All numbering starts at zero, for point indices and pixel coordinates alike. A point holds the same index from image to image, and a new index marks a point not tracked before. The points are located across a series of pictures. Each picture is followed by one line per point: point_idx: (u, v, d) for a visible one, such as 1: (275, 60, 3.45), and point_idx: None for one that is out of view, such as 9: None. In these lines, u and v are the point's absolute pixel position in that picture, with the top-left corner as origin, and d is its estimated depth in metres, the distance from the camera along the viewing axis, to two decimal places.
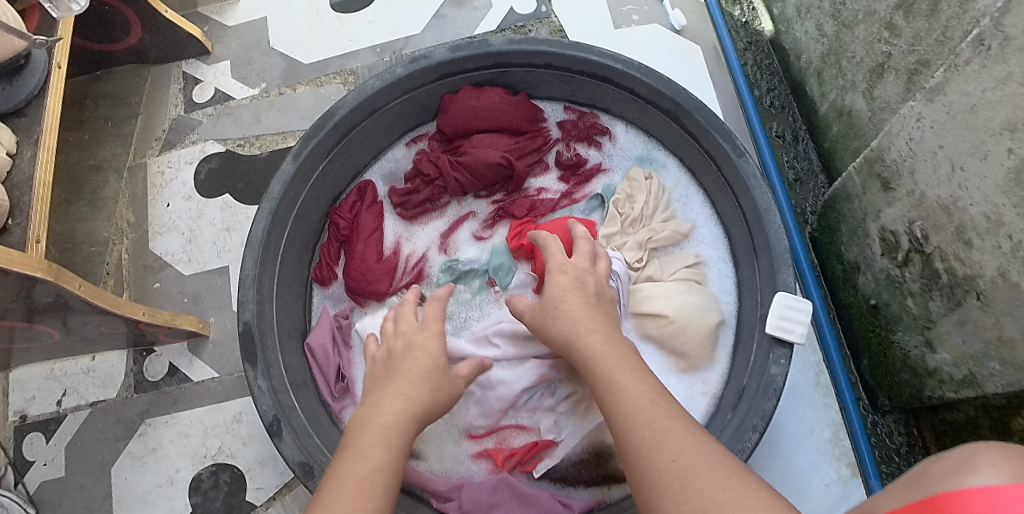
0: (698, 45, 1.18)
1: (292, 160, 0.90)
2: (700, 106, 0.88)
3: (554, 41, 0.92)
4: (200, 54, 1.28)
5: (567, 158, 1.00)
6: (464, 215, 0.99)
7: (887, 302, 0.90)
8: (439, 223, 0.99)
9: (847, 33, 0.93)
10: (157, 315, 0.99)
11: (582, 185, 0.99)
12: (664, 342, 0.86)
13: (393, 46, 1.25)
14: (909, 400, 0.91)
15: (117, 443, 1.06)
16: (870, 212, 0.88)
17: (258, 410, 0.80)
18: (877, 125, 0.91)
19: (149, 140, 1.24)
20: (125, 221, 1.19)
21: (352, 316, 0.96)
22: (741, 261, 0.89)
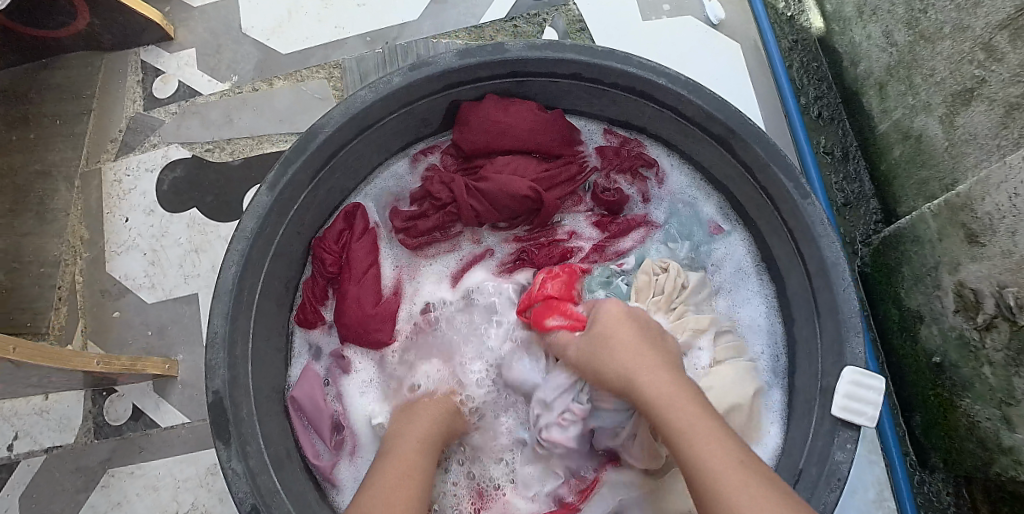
0: (737, 43, 1.04)
1: (268, 191, 0.74)
2: (759, 135, 0.74)
3: (584, 48, 0.76)
4: (161, 40, 1.11)
5: (605, 192, 0.87)
6: (480, 251, 0.88)
7: (955, 364, 0.78)
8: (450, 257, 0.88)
9: (925, 46, 0.80)
10: (113, 363, 0.87)
11: (619, 227, 0.87)
12: None
13: (385, 35, 1.09)
14: (971, 470, 0.80)
15: (77, 495, 0.94)
16: (945, 262, 0.76)
17: (233, 498, 0.68)
18: (955, 158, 0.77)
19: (104, 141, 1.08)
20: (79, 237, 1.04)
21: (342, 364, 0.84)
22: (796, 317, 0.77)
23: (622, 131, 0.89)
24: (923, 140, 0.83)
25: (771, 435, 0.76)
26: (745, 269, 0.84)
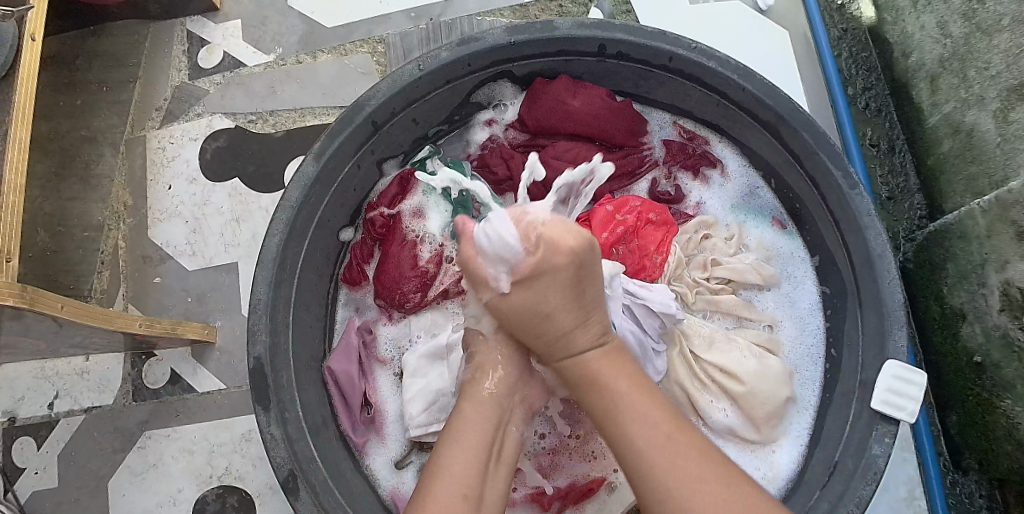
0: (787, 31, 1.02)
1: (314, 161, 0.76)
2: (809, 123, 0.73)
3: (634, 29, 0.76)
4: (207, 10, 1.12)
5: (664, 189, 0.87)
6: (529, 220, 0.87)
7: (996, 363, 0.77)
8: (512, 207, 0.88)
9: (981, 39, 0.78)
10: (155, 325, 0.89)
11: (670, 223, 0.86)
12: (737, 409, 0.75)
13: (429, 11, 1.09)
14: (1008, 472, 0.79)
15: (114, 455, 0.97)
16: (992, 259, 0.74)
17: (271, 463, 0.69)
18: (1008, 154, 0.76)
19: (149, 109, 1.09)
20: (122, 204, 1.06)
21: (377, 330, 0.86)
22: (836, 307, 0.77)
23: (692, 126, 0.87)
24: (975, 135, 0.81)
25: (796, 443, 0.76)
26: (803, 288, 0.81)
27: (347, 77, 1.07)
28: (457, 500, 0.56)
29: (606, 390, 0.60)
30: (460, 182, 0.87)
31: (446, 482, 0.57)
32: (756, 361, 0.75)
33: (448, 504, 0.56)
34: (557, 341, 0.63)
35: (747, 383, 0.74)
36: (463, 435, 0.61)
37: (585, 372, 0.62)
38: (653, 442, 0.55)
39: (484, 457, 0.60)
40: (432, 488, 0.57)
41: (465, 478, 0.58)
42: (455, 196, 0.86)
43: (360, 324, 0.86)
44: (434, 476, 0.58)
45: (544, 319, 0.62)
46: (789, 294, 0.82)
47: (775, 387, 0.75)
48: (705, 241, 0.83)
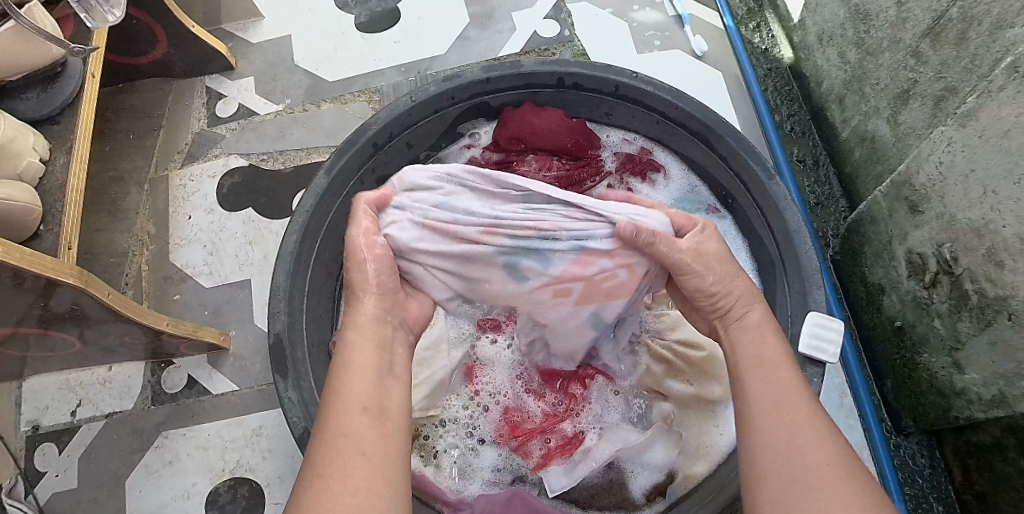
0: (719, 71, 1.21)
1: (325, 175, 0.90)
2: (732, 130, 0.89)
3: (586, 63, 0.93)
4: (224, 70, 1.29)
5: (618, 192, 1.02)
6: None
7: (912, 324, 0.90)
8: None
9: (872, 61, 0.96)
10: (180, 326, 0.99)
11: None
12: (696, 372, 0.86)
13: (418, 65, 1.27)
14: (936, 422, 0.91)
15: (133, 455, 1.03)
16: (896, 234, 0.89)
17: (289, 421, 0.79)
18: (901, 150, 0.92)
19: (172, 152, 1.24)
20: (146, 233, 1.18)
21: None
22: (767, 279, 0.91)
23: (639, 141, 1.03)
24: (876, 141, 0.98)
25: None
26: (742, 268, 0.95)
27: (346, 122, 1.24)
28: (362, 414, 0.57)
29: (749, 389, 0.63)
30: None
31: (346, 408, 0.57)
32: None
33: (369, 434, 0.55)
34: (749, 357, 0.66)
35: None
36: (347, 386, 0.59)
37: (754, 389, 0.63)
38: (797, 409, 0.60)
39: (380, 374, 0.61)
40: (329, 424, 0.56)
41: (361, 396, 0.58)
42: None
43: None
44: (333, 402, 0.57)
45: (699, 274, 0.72)
46: None
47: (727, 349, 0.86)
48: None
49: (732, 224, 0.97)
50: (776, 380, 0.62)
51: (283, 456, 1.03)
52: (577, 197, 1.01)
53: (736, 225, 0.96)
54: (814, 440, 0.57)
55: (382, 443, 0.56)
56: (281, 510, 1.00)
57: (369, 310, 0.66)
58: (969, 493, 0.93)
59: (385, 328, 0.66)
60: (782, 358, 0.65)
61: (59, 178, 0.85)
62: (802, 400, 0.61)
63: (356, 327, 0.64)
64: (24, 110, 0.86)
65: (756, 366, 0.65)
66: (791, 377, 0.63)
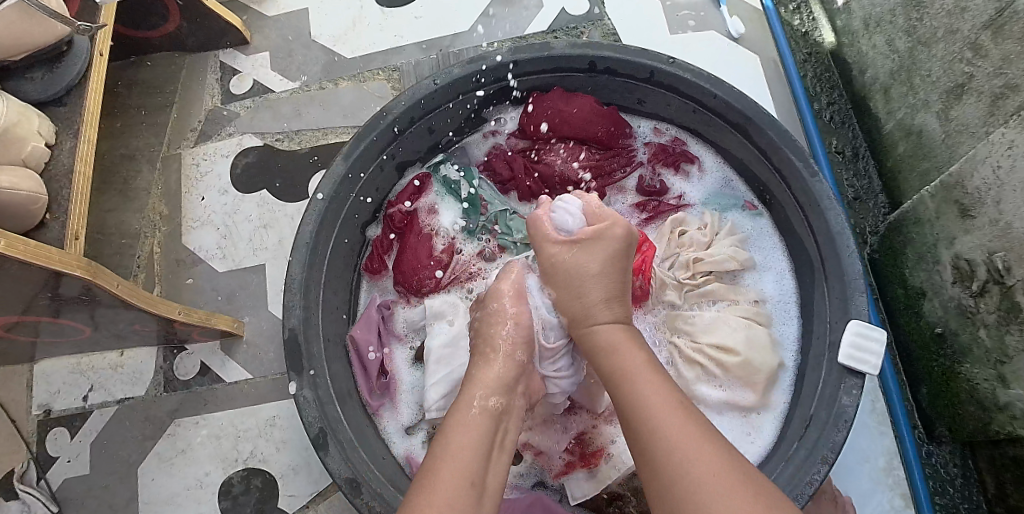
0: (757, 56, 1.15)
1: (343, 161, 0.85)
2: (774, 122, 0.84)
3: (620, 47, 0.88)
4: (238, 44, 1.24)
5: (649, 183, 0.98)
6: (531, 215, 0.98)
7: (954, 331, 0.86)
8: (518, 204, 0.98)
9: (923, 51, 0.90)
10: (192, 315, 0.98)
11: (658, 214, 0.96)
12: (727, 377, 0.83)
13: (439, 43, 1.21)
14: (973, 433, 0.87)
15: (145, 442, 1.03)
16: (942, 238, 0.85)
17: (304, 421, 0.77)
18: (952, 148, 0.87)
19: (185, 129, 1.20)
20: (158, 214, 1.15)
21: (396, 309, 0.94)
22: (804, 281, 0.87)
23: (671, 130, 0.98)
24: (923, 136, 0.92)
25: (780, 407, 0.84)
26: (777, 268, 0.91)
27: (364, 102, 1.19)
28: (463, 485, 0.56)
29: (630, 385, 0.60)
30: (468, 184, 0.97)
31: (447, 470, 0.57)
32: (743, 333, 0.83)
33: (451, 496, 0.55)
34: (580, 312, 0.69)
35: (740, 354, 0.82)
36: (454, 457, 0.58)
37: (609, 363, 0.64)
38: (664, 409, 0.56)
39: (486, 448, 0.61)
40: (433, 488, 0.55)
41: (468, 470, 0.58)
42: (464, 196, 0.96)
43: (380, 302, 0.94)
44: (439, 463, 0.58)
45: (582, 281, 0.70)
46: (762, 265, 0.92)
47: (760, 354, 0.82)
48: (682, 236, 0.92)
49: (767, 222, 0.93)
50: (649, 388, 0.59)
51: (297, 447, 1.01)
52: (606, 189, 0.97)
53: (773, 223, 0.92)
54: (695, 451, 0.52)
55: (464, 509, 0.55)
56: (295, 502, 0.99)
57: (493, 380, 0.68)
58: (1001, 506, 0.88)
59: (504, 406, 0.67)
60: (643, 355, 0.64)
61: (66, 164, 0.84)
62: (675, 413, 0.56)
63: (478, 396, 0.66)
64: (28, 91, 0.84)
65: (608, 351, 0.65)
66: (633, 343, 0.65)
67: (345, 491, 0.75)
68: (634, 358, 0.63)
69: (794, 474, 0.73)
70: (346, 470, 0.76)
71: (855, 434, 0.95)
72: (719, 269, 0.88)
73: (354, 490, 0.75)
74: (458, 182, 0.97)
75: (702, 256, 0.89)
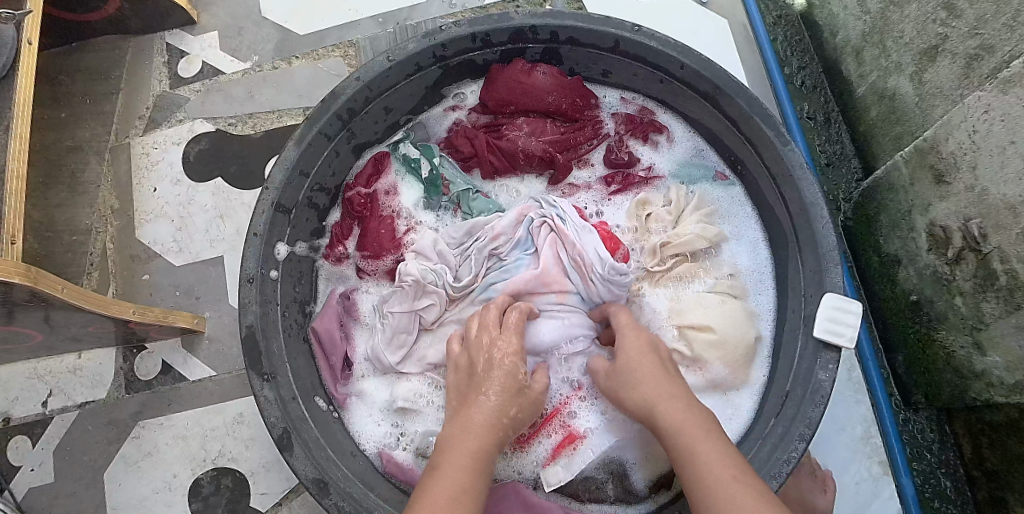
0: (726, 20, 1.11)
1: (295, 145, 0.81)
2: (743, 90, 0.81)
3: (582, 15, 0.84)
4: (184, 24, 1.17)
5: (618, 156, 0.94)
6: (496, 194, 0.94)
7: (930, 299, 0.85)
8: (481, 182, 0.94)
9: (895, 11, 0.86)
10: (148, 313, 0.94)
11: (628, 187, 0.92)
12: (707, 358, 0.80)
13: (396, 16, 1.16)
14: (950, 400, 0.86)
15: (109, 447, 0.99)
16: (917, 205, 0.83)
17: (266, 422, 0.74)
18: (926, 111, 0.84)
19: (133, 117, 1.14)
20: (109, 207, 1.09)
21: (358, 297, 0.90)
22: (778, 253, 0.85)
23: (639, 100, 0.95)
24: (897, 99, 0.89)
25: (759, 381, 0.82)
26: (751, 241, 0.88)
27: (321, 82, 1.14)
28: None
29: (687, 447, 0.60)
30: (430, 162, 0.92)
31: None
32: (718, 311, 0.81)
33: None
34: (642, 410, 0.66)
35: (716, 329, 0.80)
36: (435, 500, 0.56)
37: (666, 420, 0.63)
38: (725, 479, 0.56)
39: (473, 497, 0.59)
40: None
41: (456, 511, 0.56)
42: (425, 175, 0.92)
43: (342, 291, 0.91)
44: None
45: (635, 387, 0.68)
46: (734, 237, 0.89)
47: (735, 330, 0.80)
48: (649, 215, 0.89)
49: (741, 193, 0.90)
50: (687, 439, 0.60)
51: (265, 443, 0.99)
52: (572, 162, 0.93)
53: (746, 193, 0.90)
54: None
55: None
56: (267, 500, 0.97)
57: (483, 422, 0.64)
58: (978, 469, 0.88)
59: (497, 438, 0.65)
60: (678, 407, 0.64)
61: None
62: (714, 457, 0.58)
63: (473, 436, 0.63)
64: None
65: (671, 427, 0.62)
66: (689, 415, 0.63)
67: (312, 492, 0.72)
68: (674, 413, 0.63)
69: (771, 452, 0.72)
70: (313, 470, 0.73)
71: (832, 403, 0.94)
72: (689, 249, 0.85)
73: (323, 491, 0.72)
74: (418, 159, 0.93)
75: (670, 238, 0.86)
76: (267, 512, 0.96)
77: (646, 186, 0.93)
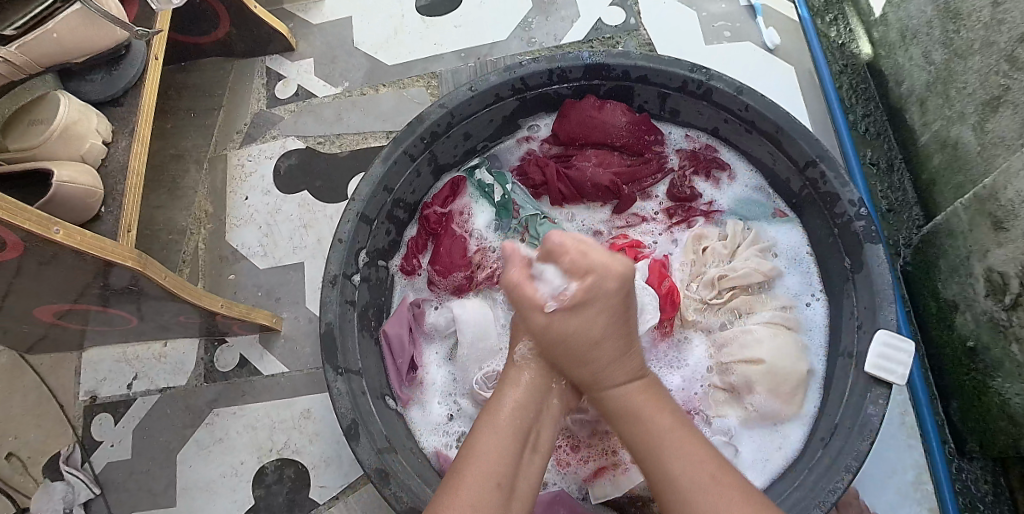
0: (792, 66, 1.16)
1: (382, 163, 0.88)
2: (805, 133, 0.85)
3: (652, 56, 0.89)
4: (284, 50, 1.29)
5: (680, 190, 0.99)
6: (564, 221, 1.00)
7: (987, 345, 0.85)
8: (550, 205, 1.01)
9: (959, 63, 0.89)
10: (233, 308, 1.02)
11: (687, 221, 0.98)
12: (761, 387, 0.82)
13: (477, 51, 1.24)
14: (1004, 448, 0.86)
15: (185, 430, 1.07)
16: (976, 250, 0.84)
17: (337, 411, 0.80)
18: (988, 161, 0.86)
19: (231, 132, 1.25)
20: (204, 211, 1.20)
21: (427, 306, 0.97)
22: (834, 290, 0.87)
23: (703, 138, 0.99)
24: (959, 148, 0.92)
25: (809, 412, 0.84)
26: (806, 280, 0.91)
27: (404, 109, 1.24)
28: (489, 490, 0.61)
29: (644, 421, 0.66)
30: (502, 188, 0.99)
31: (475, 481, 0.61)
32: (770, 344, 0.83)
33: (478, 493, 0.60)
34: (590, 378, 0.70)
35: (766, 362, 0.82)
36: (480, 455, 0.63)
37: (626, 405, 0.68)
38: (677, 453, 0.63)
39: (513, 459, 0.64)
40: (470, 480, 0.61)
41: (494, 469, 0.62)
42: (497, 199, 0.99)
43: (413, 300, 0.97)
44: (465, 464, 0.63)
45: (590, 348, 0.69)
46: (785, 274, 0.92)
47: (787, 364, 0.83)
48: (704, 248, 0.93)
49: (800, 230, 0.93)
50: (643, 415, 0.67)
51: (328, 440, 1.05)
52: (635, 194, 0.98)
53: (804, 231, 0.92)
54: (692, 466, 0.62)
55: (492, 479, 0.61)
56: (325, 493, 1.02)
57: (522, 391, 0.69)
58: None
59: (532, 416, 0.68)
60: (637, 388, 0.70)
61: (121, 161, 0.90)
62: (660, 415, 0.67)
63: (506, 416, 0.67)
64: (90, 92, 0.91)
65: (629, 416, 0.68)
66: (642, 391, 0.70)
67: (374, 481, 0.77)
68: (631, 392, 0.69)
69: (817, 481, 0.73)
70: (375, 460, 0.78)
71: (883, 446, 0.94)
72: (745, 282, 0.89)
73: (382, 480, 0.77)
74: (492, 185, 0.99)
75: (727, 272, 0.90)
76: (324, 504, 1.02)
77: (705, 219, 0.98)
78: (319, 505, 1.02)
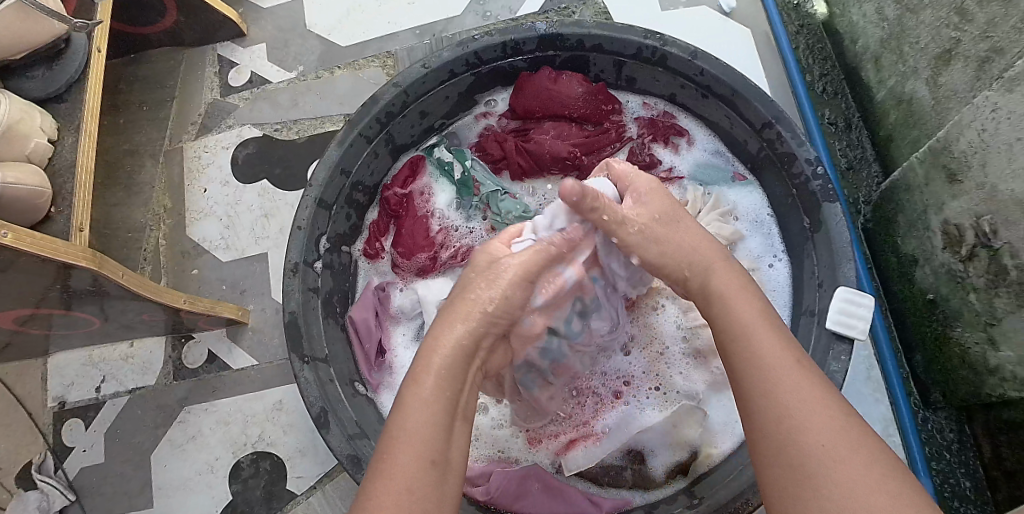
0: (749, 29, 1.15)
1: (337, 146, 0.86)
2: (761, 94, 0.84)
3: (605, 24, 0.88)
4: (235, 37, 1.25)
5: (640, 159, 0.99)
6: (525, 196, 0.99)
7: (946, 297, 0.87)
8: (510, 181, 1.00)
9: (911, 18, 0.89)
10: (197, 303, 1.00)
11: None
12: None
13: (432, 28, 1.22)
14: (966, 397, 0.88)
15: (157, 430, 1.06)
16: (932, 204, 0.85)
17: (305, 401, 0.79)
18: (942, 115, 0.87)
19: (185, 124, 1.22)
20: (162, 207, 1.17)
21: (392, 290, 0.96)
22: (796, 250, 0.87)
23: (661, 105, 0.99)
24: (914, 103, 0.92)
25: None
26: (769, 242, 0.91)
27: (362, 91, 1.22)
28: (422, 467, 0.52)
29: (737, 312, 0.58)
30: (461, 165, 0.98)
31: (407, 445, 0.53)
32: None
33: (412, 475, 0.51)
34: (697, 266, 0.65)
35: None
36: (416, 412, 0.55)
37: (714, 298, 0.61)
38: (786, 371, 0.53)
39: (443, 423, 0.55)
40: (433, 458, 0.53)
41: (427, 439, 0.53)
42: (457, 177, 0.98)
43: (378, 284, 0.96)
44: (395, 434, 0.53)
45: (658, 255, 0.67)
46: (747, 237, 0.92)
47: None
48: None
49: (759, 193, 0.93)
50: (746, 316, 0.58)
51: (303, 430, 1.04)
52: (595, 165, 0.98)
53: (764, 194, 0.93)
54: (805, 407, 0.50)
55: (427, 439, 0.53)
56: (303, 483, 1.02)
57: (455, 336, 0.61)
58: (998, 469, 0.89)
59: (463, 369, 0.60)
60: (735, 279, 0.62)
61: (69, 159, 0.87)
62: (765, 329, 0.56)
63: (442, 356, 0.59)
64: (31, 89, 0.87)
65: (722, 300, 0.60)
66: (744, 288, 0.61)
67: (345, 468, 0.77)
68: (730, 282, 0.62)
69: None
70: (346, 447, 0.77)
71: (851, 402, 0.95)
72: None
73: (354, 466, 0.77)
74: (451, 163, 0.98)
75: None
76: (302, 494, 1.02)
77: (666, 186, 0.97)
78: (298, 495, 1.02)
